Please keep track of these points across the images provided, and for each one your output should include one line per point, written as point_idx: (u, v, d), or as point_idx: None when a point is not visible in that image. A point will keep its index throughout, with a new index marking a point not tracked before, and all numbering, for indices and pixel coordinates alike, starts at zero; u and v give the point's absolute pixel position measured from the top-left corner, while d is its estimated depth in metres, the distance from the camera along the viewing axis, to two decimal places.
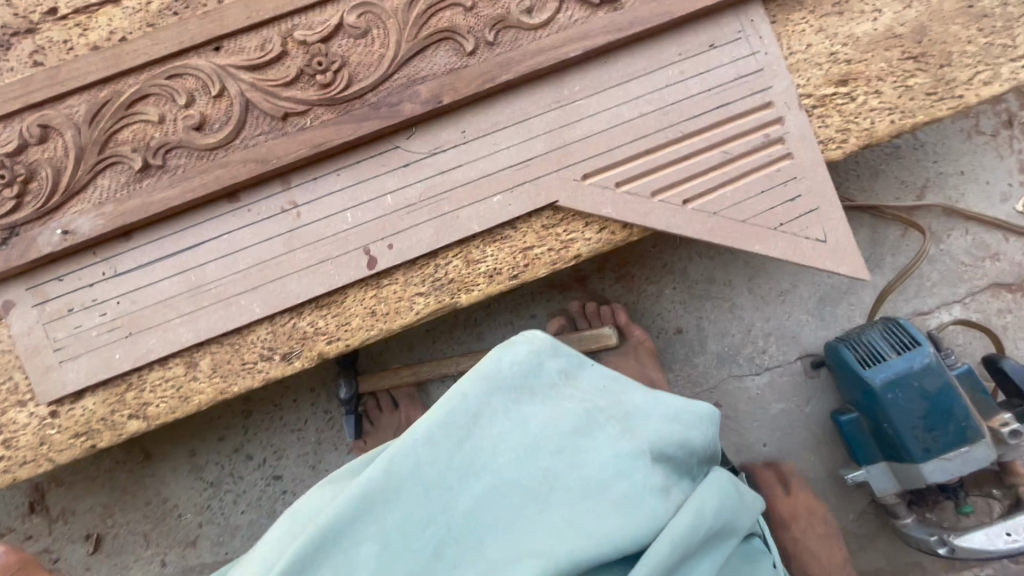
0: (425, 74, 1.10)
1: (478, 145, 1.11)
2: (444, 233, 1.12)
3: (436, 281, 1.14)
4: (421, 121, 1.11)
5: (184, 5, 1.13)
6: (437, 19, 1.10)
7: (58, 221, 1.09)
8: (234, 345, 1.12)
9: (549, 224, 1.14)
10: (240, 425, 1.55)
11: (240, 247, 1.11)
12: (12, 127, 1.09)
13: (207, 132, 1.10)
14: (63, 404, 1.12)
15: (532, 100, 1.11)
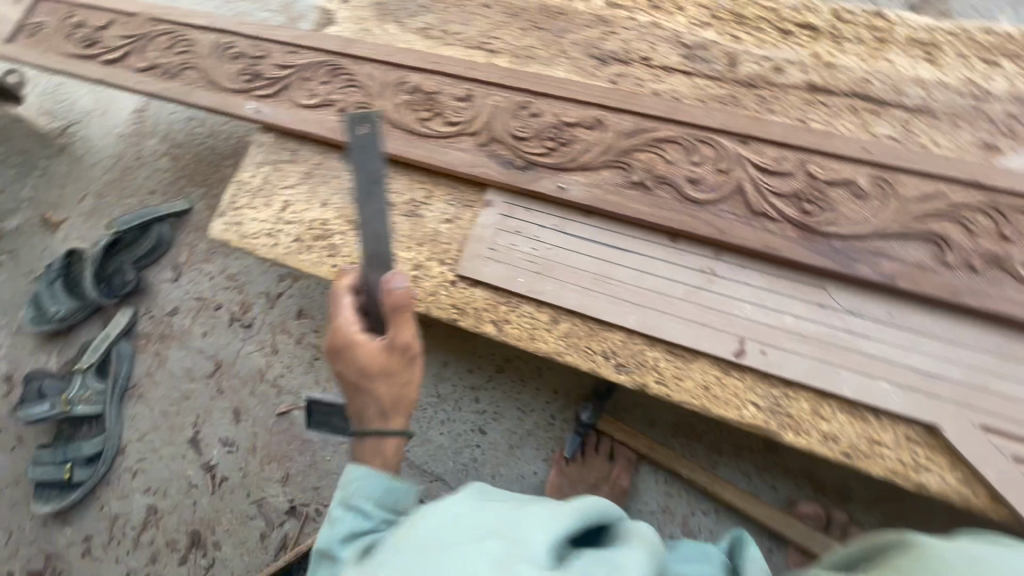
0: (895, 255, 1.29)
1: (901, 335, 1.27)
2: (816, 375, 1.29)
3: (778, 408, 1.31)
4: (866, 284, 1.30)
5: (733, 100, 1.53)
6: (936, 222, 1.29)
7: (562, 179, 1.51)
8: (592, 330, 1.44)
9: (888, 430, 1.26)
10: (495, 372, 2.01)
11: (662, 278, 1.41)
12: (581, 110, 1.55)
13: (695, 187, 1.43)
14: (466, 281, 1.53)
15: (972, 334, 1.24)
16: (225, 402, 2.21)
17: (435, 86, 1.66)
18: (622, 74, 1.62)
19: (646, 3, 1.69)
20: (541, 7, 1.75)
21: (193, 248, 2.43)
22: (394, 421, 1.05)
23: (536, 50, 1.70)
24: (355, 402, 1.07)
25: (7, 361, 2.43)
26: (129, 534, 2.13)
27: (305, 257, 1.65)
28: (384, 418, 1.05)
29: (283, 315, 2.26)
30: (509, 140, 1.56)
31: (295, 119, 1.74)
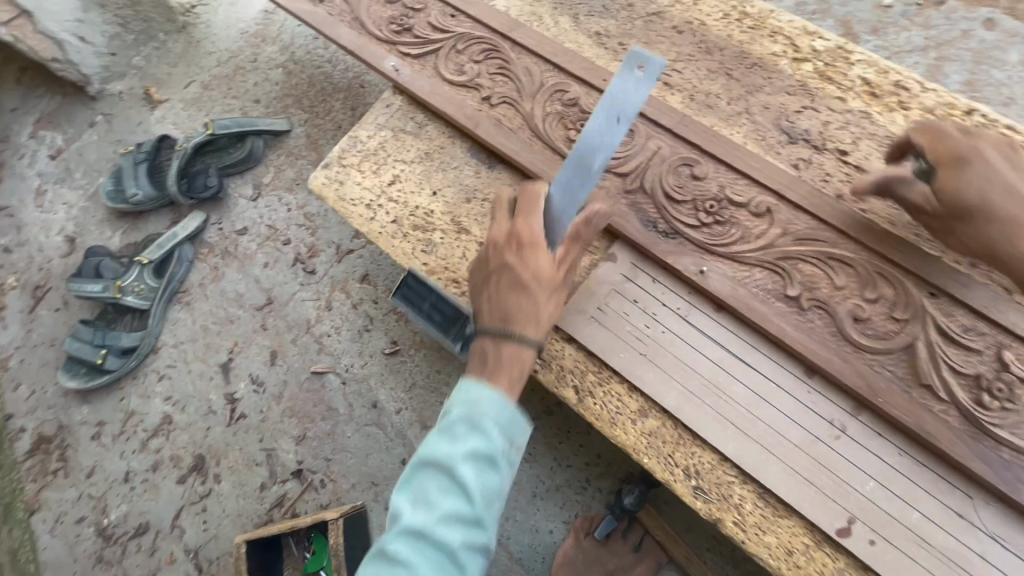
0: None
1: None
2: None
3: None
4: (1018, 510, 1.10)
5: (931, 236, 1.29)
6: None
7: (704, 262, 1.32)
8: (679, 438, 1.27)
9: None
10: (543, 412, 1.87)
11: (782, 412, 1.22)
12: (751, 191, 1.35)
13: (856, 326, 1.22)
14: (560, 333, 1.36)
15: None
16: (265, 339, 2.14)
17: (595, 106, 1.48)
18: (809, 160, 1.39)
19: (862, 86, 1.45)
20: (739, 50, 1.52)
21: (280, 173, 2.33)
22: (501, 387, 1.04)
23: (718, 100, 1.48)
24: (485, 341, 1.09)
25: (75, 224, 2.42)
26: (139, 435, 2.11)
27: (398, 243, 1.51)
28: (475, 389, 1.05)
29: (348, 273, 2.16)
30: (660, 197, 1.38)
31: (434, 92, 1.58)
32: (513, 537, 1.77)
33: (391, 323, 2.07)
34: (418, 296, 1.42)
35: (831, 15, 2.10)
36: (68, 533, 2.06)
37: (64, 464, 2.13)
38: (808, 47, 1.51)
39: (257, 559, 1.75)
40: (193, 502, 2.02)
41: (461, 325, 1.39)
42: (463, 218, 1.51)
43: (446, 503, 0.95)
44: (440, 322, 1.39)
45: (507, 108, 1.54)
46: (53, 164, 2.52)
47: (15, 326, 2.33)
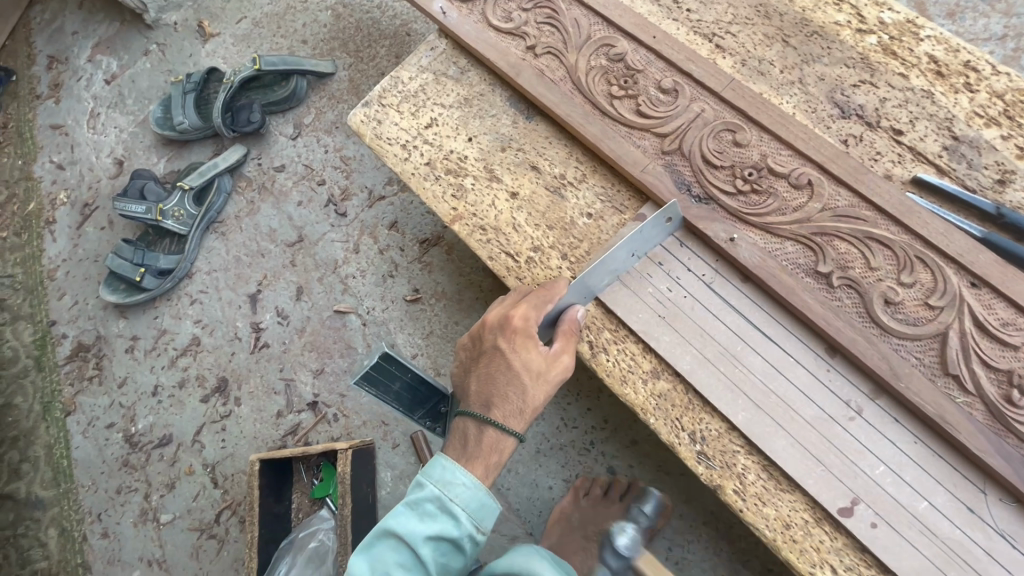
0: None
1: None
2: None
3: None
4: None
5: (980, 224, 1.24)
6: None
7: (735, 230, 1.29)
8: (689, 403, 1.26)
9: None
10: None
11: (797, 389, 1.20)
12: (793, 162, 1.30)
13: (887, 308, 1.18)
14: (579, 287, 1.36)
15: None
16: (293, 275, 2.20)
17: (641, 63, 1.44)
18: (860, 137, 1.33)
19: (929, 64, 1.37)
20: (800, 17, 1.45)
21: (320, 115, 2.36)
22: (500, 415, 1.12)
23: (771, 67, 1.42)
24: (496, 382, 1.14)
25: (124, 148, 2.51)
26: (169, 352, 2.22)
27: (429, 185, 1.52)
28: (477, 406, 1.14)
29: (377, 219, 2.19)
30: (697, 160, 1.35)
31: (479, 38, 1.57)
32: (513, 489, 1.82)
33: (415, 272, 2.10)
34: (392, 376, 1.17)
35: None
36: (99, 435, 2.20)
37: (99, 372, 2.27)
38: (875, 19, 1.43)
39: (269, 478, 1.83)
40: (214, 421, 2.12)
41: (436, 404, 1.26)
42: (497, 166, 1.50)
43: (453, 492, 1.05)
44: (427, 391, 1.23)
45: (551, 59, 1.51)
46: (107, 88, 2.61)
47: (64, 240, 2.45)
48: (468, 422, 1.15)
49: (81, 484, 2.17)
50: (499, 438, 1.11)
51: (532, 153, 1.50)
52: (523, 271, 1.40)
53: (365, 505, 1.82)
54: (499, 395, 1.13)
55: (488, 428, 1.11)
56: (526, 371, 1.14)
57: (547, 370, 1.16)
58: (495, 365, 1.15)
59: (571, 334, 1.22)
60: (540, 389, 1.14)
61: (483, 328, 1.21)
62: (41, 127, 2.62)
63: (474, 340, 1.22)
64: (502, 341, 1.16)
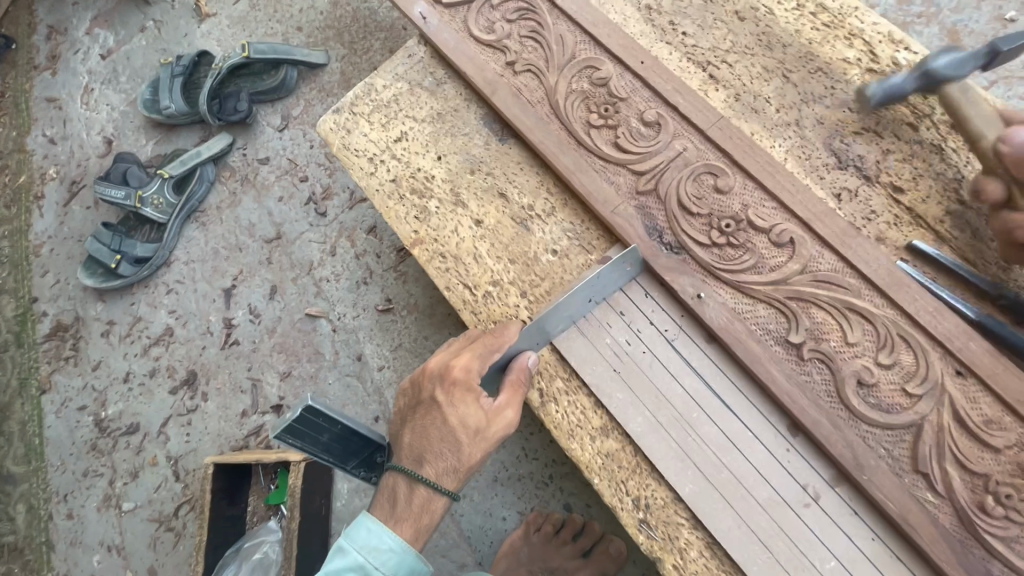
0: None
1: None
2: None
3: None
4: None
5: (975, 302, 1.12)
6: None
7: (705, 286, 1.19)
8: (637, 468, 1.18)
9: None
10: None
11: (753, 467, 1.11)
12: (776, 216, 1.19)
13: (859, 390, 1.08)
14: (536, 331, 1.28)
15: None
16: (268, 273, 2.16)
17: (624, 91, 1.33)
18: (856, 192, 1.21)
19: (943, 114, 1.23)
20: (806, 50, 1.31)
21: (309, 107, 2.28)
22: (432, 472, 1.06)
23: (767, 104, 1.29)
24: (433, 438, 1.07)
25: (114, 127, 2.48)
26: (143, 340, 2.21)
27: (393, 204, 1.44)
28: (409, 461, 1.09)
29: (357, 222, 2.12)
30: (673, 204, 1.24)
31: (457, 49, 1.47)
32: (465, 516, 1.77)
33: (389, 281, 2.04)
34: (319, 428, 1.12)
35: (937, 21, 1.79)
36: (71, 417, 2.22)
37: (75, 353, 2.27)
38: (889, 58, 1.29)
39: (224, 483, 1.81)
40: (180, 414, 2.11)
41: (370, 453, 1.23)
42: (464, 189, 1.41)
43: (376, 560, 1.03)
44: (359, 441, 1.19)
45: (530, 78, 1.41)
46: (103, 63, 2.56)
47: (50, 216, 2.44)
48: (399, 478, 1.09)
49: (50, 463, 2.19)
50: (429, 497, 1.06)
51: (502, 179, 1.40)
52: (479, 307, 1.33)
53: (317, 518, 1.79)
54: (432, 452, 1.07)
55: (419, 486, 1.06)
56: (463, 428, 1.07)
57: (486, 427, 1.08)
58: (431, 418, 1.09)
59: (519, 385, 1.13)
60: (478, 447, 1.07)
61: (423, 375, 1.13)
62: (37, 99, 2.59)
63: (414, 386, 1.15)
64: (440, 393, 1.09)
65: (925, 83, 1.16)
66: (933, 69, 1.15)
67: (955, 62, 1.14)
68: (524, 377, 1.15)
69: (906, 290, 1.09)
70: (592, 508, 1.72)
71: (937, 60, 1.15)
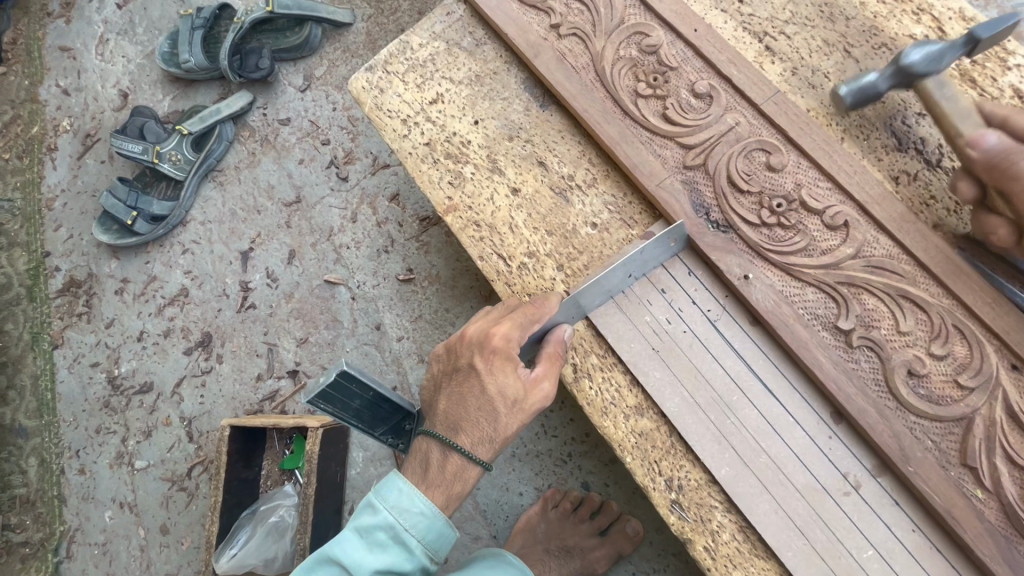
0: None
1: None
2: None
3: None
4: None
5: None
6: None
7: (752, 267, 1.15)
8: (671, 448, 1.16)
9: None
10: None
11: (792, 452, 1.09)
12: (831, 197, 1.14)
13: (908, 380, 1.05)
14: None
15: None
16: (287, 237, 2.12)
17: (676, 59, 1.27)
18: (915, 176, 1.16)
19: (1012, 98, 1.17)
20: (869, 25, 1.25)
21: (332, 68, 2.21)
22: (467, 440, 1.03)
23: (825, 80, 1.23)
24: (470, 405, 1.04)
25: (130, 80, 2.41)
26: (157, 300, 2.18)
27: (426, 168, 1.39)
28: (443, 427, 1.06)
29: (379, 188, 2.07)
30: (722, 180, 1.19)
31: (500, 8, 1.40)
32: (482, 489, 1.76)
33: (411, 251, 2.00)
34: (351, 395, 1.09)
35: (996, 4, 1.72)
36: (83, 373, 2.20)
37: (88, 310, 2.25)
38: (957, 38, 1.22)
39: (239, 444, 1.80)
40: (194, 375, 2.09)
41: (399, 420, 1.20)
42: (501, 157, 1.36)
43: (406, 523, 0.99)
44: (389, 409, 1.16)
45: (576, 42, 1.34)
46: (119, 13, 2.48)
47: (63, 169, 2.39)
48: (431, 443, 1.06)
49: (63, 418, 2.19)
50: (463, 465, 1.03)
51: (541, 147, 1.35)
52: (513, 278, 1.28)
53: (332, 484, 1.79)
54: (468, 420, 1.04)
55: (453, 455, 1.03)
56: (501, 398, 1.04)
57: (524, 398, 1.05)
58: (469, 386, 1.06)
59: (556, 357, 1.10)
60: (515, 419, 1.04)
61: (461, 341, 1.10)
62: (50, 48, 2.51)
63: (450, 352, 1.12)
64: (479, 360, 1.06)
65: (900, 79, 1.11)
66: (909, 64, 1.08)
67: (931, 56, 1.09)
68: (560, 350, 1.12)
69: (963, 278, 1.06)
70: (609, 488, 1.71)
71: (911, 55, 1.08)
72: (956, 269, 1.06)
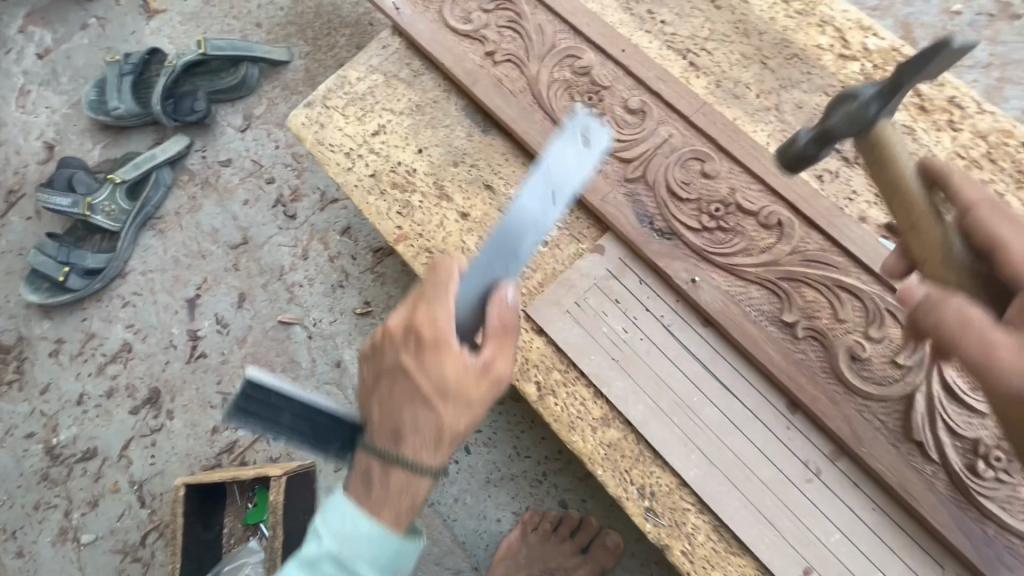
0: None
1: None
2: None
3: None
4: None
5: None
6: None
7: (698, 270, 1.19)
8: (639, 456, 1.17)
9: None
10: (509, 399, 1.78)
11: (754, 446, 1.12)
12: (763, 199, 1.20)
13: (853, 365, 1.10)
14: (530, 324, 1.26)
15: None
16: (235, 281, 2.05)
17: (607, 79, 1.32)
18: (837, 174, 1.24)
19: (912, 97, 1.27)
20: (780, 38, 1.35)
21: (272, 106, 2.19)
22: (412, 449, 0.89)
23: (747, 90, 1.31)
24: (408, 411, 0.89)
25: (55, 131, 2.30)
26: (97, 359, 2.05)
27: (373, 200, 1.38)
28: (383, 438, 0.91)
29: (329, 223, 2.04)
30: (662, 190, 1.24)
31: (434, 39, 1.43)
32: (459, 520, 1.72)
33: (367, 283, 1.97)
34: (275, 408, 1.02)
35: (892, 14, 1.89)
36: (16, 446, 2.03)
37: (19, 376, 2.09)
38: (859, 44, 1.33)
39: (196, 505, 1.69)
40: (143, 435, 1.97)
41: (350, 433, 1.04)
42: (447, 183, 1.37)
43: (352, 552, 0.88)
44: (327, 420, 1.03)
45: (511, 67, 1.38)
46: (40, 63, 2.38)
47: None
48: (371, 458, 0.92)
49: None
50: (409, 478, 0.89)
51: (486, 171, 1.37)
52: None
53: (300, 535, 1.70)
54: (408, 427, 0.89)
55: (396, 468, 0.89)
56: (441, 394, 0.88)
57: (470, 389, 0.90)
58: (403, 386, 0.90)
59: (503, 335, 0.94)
60: (463, 413, 0.90)
61: (386, 337, 0.94)
62: None
63: (377, 350, 0.95)
64: (408, 357, 0.90)
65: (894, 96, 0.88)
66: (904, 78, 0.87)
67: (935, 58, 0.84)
68: (512, 322, 0.94)
69: None
70: (587, 503, 1.69)
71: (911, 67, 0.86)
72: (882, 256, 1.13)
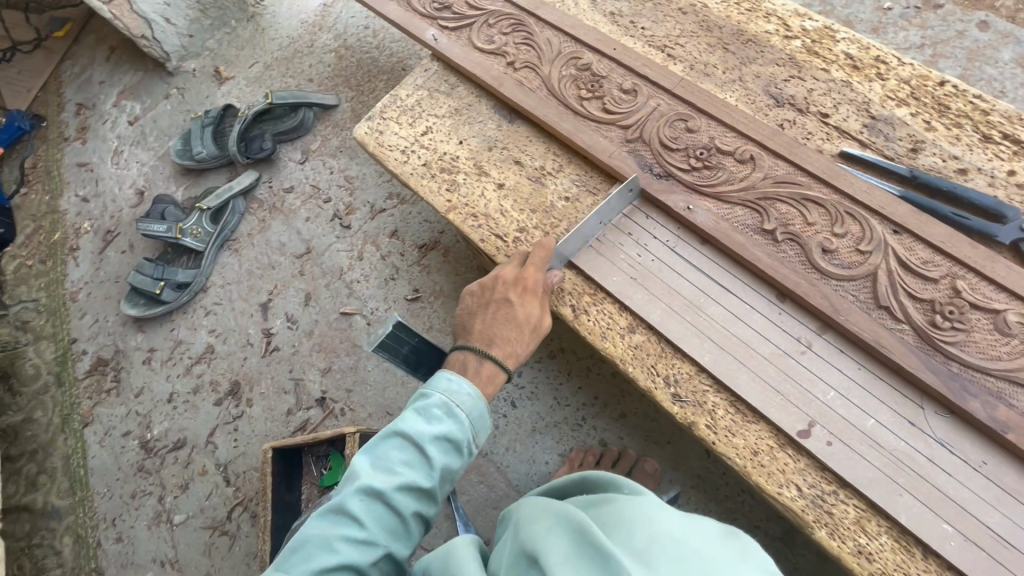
0: (1012, 404, 1.21)
1: (985, 483, 1.18)
2: (875, 485, 1.21)
3: (818, 500, 1.24)
4: (963, 419, 1.22)
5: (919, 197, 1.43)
6: None
7: (692, 201, 1.49)
8: (662, 352, 1.41)
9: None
10: (546, 356, 2.04)
11: (755, 331, 1.37)
12: (738, 142, 1.52)
13: (825, 257, 1.37)
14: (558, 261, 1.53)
15: None
16: (301, 284, 2.38)
17: (605, 70, 1.69)
18: (794, 121, 1.56)
19: (845, 60, 1.62)
20: (736, 29, 1.72)
21: (325, 141, 2.62)
22: (498, 352, 1.27)
23: (715, 69, 1.67)
24: (499, 330, 1.30)
25: (145, 179, 2.75)
26: (185, 361, 2.36)
27: (426, 182, 1.72)
28: (477, 341, 1.29)
29: (379, 229, 2.39)
30: (656, 145, 1.57)
31: (466, 58, 1.83)
32: (511, 466, 1.93)
33: (415, 274, 2.29)
34: (401, 341, 1.43)
35: (834, 15, 2.29)
36: (115, 444, 2.30)
37: (117, 384, 2.39)
38: (798, 27, 1.70)
39: (280, 466, 1.93)
40: (227, 422, 2.23)
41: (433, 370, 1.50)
42: (485, 163, 1.72)
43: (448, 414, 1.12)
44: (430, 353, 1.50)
45: (528, 71, 1.77)
46: (131, 128, 2.87)
47: (86, 264, 2.63)
48: (467, 354, 1.28)
49: (96, 491, 2.25)
50: (493, 370, 1.25)
51: (515, 150, 1.72)
52: (511, 249, 1.58)
53: None
54: (501, 336, 1.29)
55: (486, 361, 1.25)
56: (527, 321, 1.33)
57: (539, 324, 1.35)
58: (503, 312, 1.32)
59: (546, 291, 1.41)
60: (533, 340, 1.34)
61: (497, 282, 1.38)
62: (69, 166, 2.86)
63: (484, 288, 1.38)
64: (515, 294, 1.35)
65: None
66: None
67: None
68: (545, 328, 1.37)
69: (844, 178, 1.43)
70: (625, 439, 1.91)
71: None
72: (837, 173, 1.43)
